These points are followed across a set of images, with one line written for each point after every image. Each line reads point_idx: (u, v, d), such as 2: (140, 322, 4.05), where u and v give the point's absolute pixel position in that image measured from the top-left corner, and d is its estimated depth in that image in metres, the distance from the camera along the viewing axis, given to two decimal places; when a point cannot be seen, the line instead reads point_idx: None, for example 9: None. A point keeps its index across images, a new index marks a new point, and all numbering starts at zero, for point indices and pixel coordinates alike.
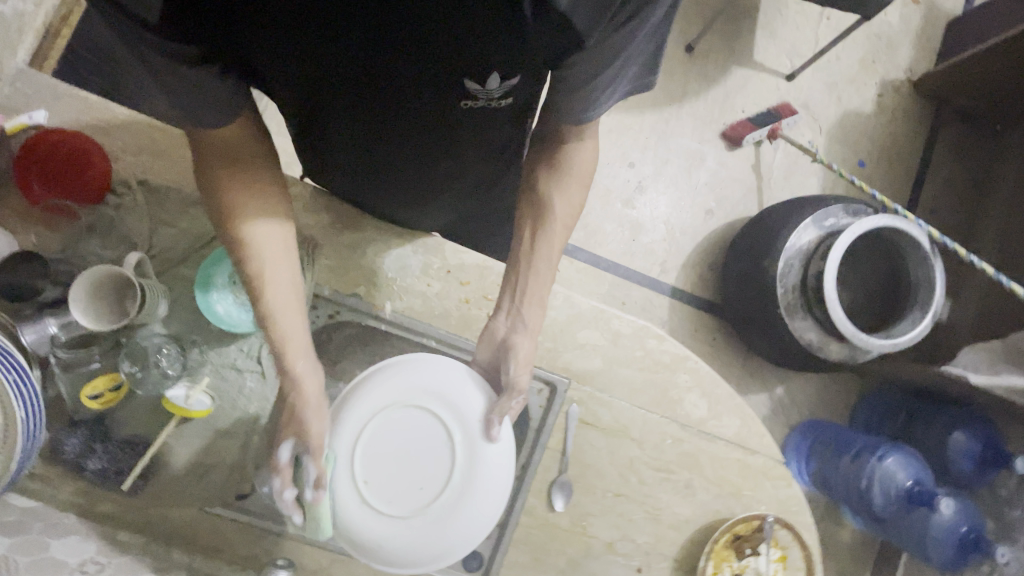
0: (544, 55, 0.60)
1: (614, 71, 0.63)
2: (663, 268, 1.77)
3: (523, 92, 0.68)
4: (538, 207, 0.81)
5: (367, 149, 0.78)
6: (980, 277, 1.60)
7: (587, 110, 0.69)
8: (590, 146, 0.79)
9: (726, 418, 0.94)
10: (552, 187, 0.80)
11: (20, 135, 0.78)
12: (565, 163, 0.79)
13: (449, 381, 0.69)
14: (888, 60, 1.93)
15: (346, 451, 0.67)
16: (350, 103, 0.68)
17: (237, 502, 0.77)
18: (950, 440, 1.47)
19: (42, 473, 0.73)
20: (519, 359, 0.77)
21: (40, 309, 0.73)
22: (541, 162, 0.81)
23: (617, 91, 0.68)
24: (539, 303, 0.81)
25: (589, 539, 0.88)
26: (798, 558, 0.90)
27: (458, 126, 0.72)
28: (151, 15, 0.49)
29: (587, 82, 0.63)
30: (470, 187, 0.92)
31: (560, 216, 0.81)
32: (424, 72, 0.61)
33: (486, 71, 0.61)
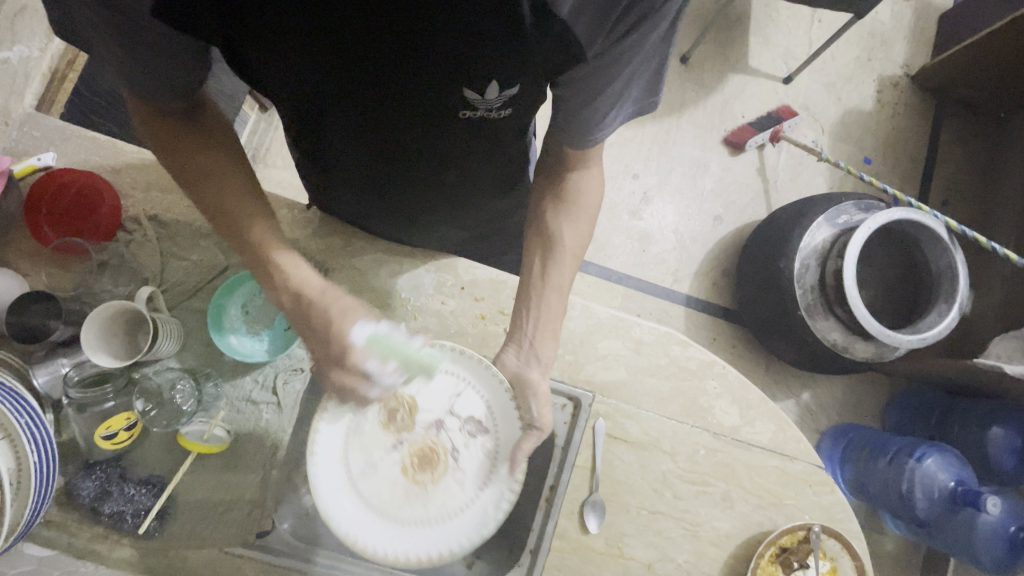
0: (545, 65, 0.58)
1: (619, 87, 0.62)
2: (676, 277, 1.74)
3: (525, 104, 0.66)
4: (545, 236, 0.79)
5: (370, 165, 0.77)
6: (1004, 264, 1.56)
7: (591, 133, 0.68)
8: (595, 176, 0.78)
9: (760, 424, 0.90)
10: (560, 217, 0.78)
11: (28, 177, 0.79)
12: (572, 194, 0.78)
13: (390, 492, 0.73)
14: (884, 57, 1.93)
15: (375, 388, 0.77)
16: (348, 115, 0.66)
17: (257, 541, 0.74)
18: (988, 436, 1.41)
19: (57, 520, 0.70)
20: (539, 398, 0.76)
21: (52, 349, 0.71)
22: (547, 194, 0.79)
23: (620, 113, 0.66)
24: (551, 336, 0.79)
25: (626, 561, 0.83)
26: (849, 570, 0.84)
27: (457, 137, 0.70)
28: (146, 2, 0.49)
29: (589, 99, 0.62)
30: (479, 204, 0.92)
31: (569, 247, 0.79)
32: (423, 82, 0.60)
33: (484, 78, 0.59)
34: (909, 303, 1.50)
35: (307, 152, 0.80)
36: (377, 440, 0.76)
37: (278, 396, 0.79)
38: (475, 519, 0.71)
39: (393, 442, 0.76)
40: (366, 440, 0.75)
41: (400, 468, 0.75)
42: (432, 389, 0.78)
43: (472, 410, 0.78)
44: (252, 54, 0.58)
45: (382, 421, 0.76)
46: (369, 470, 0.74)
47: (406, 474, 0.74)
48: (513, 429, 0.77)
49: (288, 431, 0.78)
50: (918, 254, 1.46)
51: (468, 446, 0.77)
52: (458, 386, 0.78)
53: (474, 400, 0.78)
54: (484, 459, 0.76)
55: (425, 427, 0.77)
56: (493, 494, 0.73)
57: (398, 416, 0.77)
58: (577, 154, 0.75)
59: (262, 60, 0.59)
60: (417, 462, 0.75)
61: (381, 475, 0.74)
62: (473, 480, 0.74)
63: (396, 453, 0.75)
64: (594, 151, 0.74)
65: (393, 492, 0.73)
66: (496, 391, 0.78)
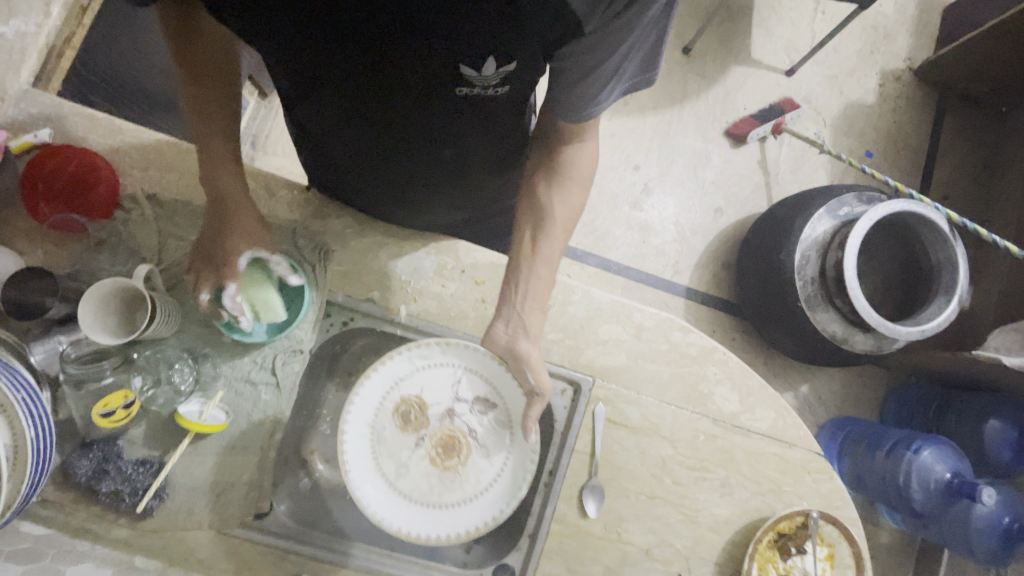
0: (541, 41, 0.58)
1: (617, 61, 0.60)
2: (676, 269, 1.74)
3: (522, 82, 0.66)
4: (536, 211, 0.79)
5: (366, 143, 0.77)
6: (1004, 258, 1.56)
7: (586, 109, 0.67)
8: (590, 150, 0.77)
9: (759, 411, 0.90)
10: (553, 191, 0.78)
11: (24, 153, 0.77)
12: (564, 166, 0.77)
13: (428, 488, 0.76)
14: (887, 50, 1.92)
15: (375, 394, 0.78)
16: (344, 92, 0.66)
17: (256, 522, 0.74)
18: (985, 429, 1.41)
19: (53, 500, 0.70)
20: (532, 366, 0.77)
21: (48, 328, 0.71)
22: (540, 169, 0.79)
23: (616, 88, 0.65)
24: (539, 306, 0.79)
25: (625, 546, 0.83)
26: (847, 556, 0.85)
27: (453, 116, 0.70)
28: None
29: (582, 77, 0.62)
30: (479, 185, 0.91)
31: (559, 220, 0.79)
32: (419, 60, 0.59)
33: (480, 55, 0.59)
34: (908, 296, 1.50)
35: (302, 128, 0.79)
36: (400, 442, 0.78)
37: (277, 377, 0.78)
38: (509, 485, 0.76)
39: (415, 440, 0.78)
40: (389, 445, 0.77)
41: (428, 461, 0.78)
42: (434, 383, 0.80)
43: (476, 391, 0.81)
44: (246, 23, 0.58)
45: (398, 425, 0.78)
46: (401, 471, 0.77)
47: (435, 465, 0.77)
48: (516, 399, 0.80)
49: (287, 413, 0.78)
50: (918, 245, 1.46)
51: (482, 424, 0.80)
52: (456, 373, 0.80)
53: (475, 381, 0.81)
54: (500, 431, 0.79)
55: (439, 418, 0.80)
56: (517, 459, 0.77)
57: (412, 416, 0.79)
58: (575, 130, 0.74)
59: (259, 32, 0.58)
60: (442, 451, 0.78)
61: (413, 472, 0.77)
62: (496, 453, 0.78)
63: (421, 448, 0.78)
64: (589, 124, 0.73)
65: (430, 483, 0.76)
66: (486, 363, 0.80)
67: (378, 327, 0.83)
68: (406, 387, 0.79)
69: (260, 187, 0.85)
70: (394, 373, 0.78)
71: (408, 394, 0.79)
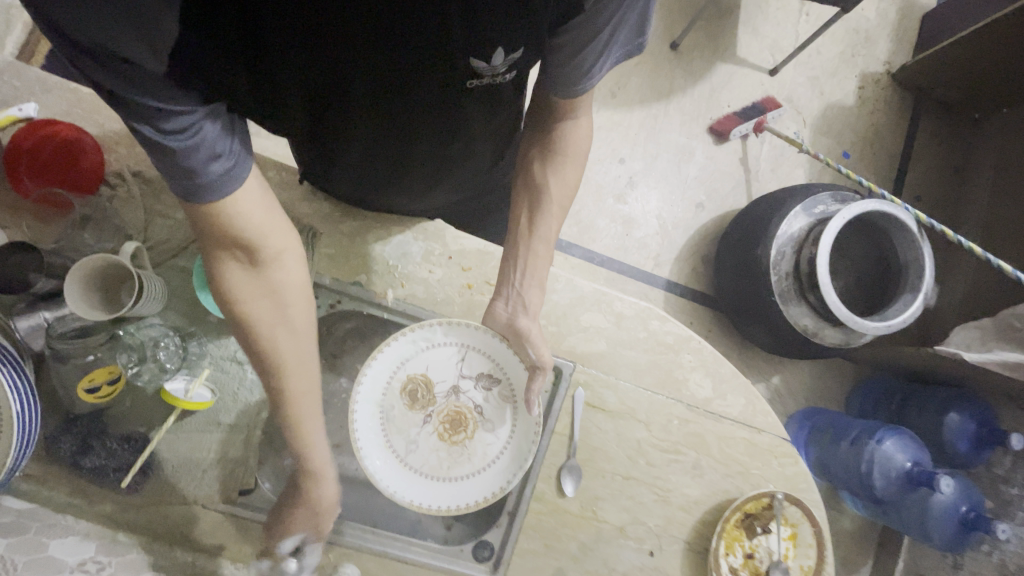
0: (547, 20, 0.58)
1: (605, 37, 0.64)
2: (657, 262, 1.78)
3: (525, 64, 0.66)
4: (534, 190, 0.85)
5: (381, 153, 0.76)
6: (969, 259, 1.63)
7: (578, 83, 0.70)
8: (584, 128, 0.82)
9: (731, 397, 0.94)
10: (548, 169, 0.83)
11: (9, 126, 0.76)
12: (560, 145, 0.82)
13: (440, 464, 0.81)
14: (867, 54, 1.97)
15: (383, 374, 0.82)
16: (364, 110, 0.65)
17: (240, 498, 0.76)
18: (945, 421, 1.48)
19: (36, 474, 0.70)
20: (532, 341, 0.82)
21: (33, 302, 0.71)
22: (535, 149, 0.84)
23: (607, 62, 0.68)
24: (538, 285, 0.83)
25: (600, 523, 0.87)
26: (809, 536, 0.90)
27: (467, 111, 0.69)
28: (158, 64, 0.47)
29: (577, 52, 0.64)
30: (476, 166, 0.89)
31: (556, 197, 0.85)
32: (433, 61, 0.58)
33: (490, 48, 0.58)
34: (877, 292, 1.56)
35: (310, 153, 0.77)
36: (407, 420, 0.82)
37: None
38: (513, 458, 0.82)
39: (422, 417, 0.83)
40: (398, 423, 0.82)
41: (436, 436, 0.82)
42: (438, 362, 0.84)
43: (479, 367, 0.85)
44: (264, 73, 0.56)
45: (406, 403, 0.83)
46: (412, 445, 0.82)
47: (443, 440, 0.82)
48: (519, 374, 0.84)
49: None
50: (887, 244, 1.52)
51: (487, 401, 0.85)
52: (460, 352, 0.85)
53: (478, 359, 0.85)
54: (505, 408, 0.84)
55: (445, 394, 0.84)
56: (522, 433, 0.82)
57: (418, 394, 0.83)
58: (567, 107, 0.77)
59: (270, 65, 0.55)
60: (449, 426, 0.83)
61: (422, 447, 0.82)
62: (501, 425, 0.84)
63: (428, 425, 0.83)
64: (582, 101, 0.77)
65: (438, 458, 0.81)
66: (485, 340, 0.84)
67: (365, 309, 0.85)
68: (412, 366, 0.83)
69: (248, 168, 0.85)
70: (400, 354, 0.83)
71: (414, 373, 0.83)
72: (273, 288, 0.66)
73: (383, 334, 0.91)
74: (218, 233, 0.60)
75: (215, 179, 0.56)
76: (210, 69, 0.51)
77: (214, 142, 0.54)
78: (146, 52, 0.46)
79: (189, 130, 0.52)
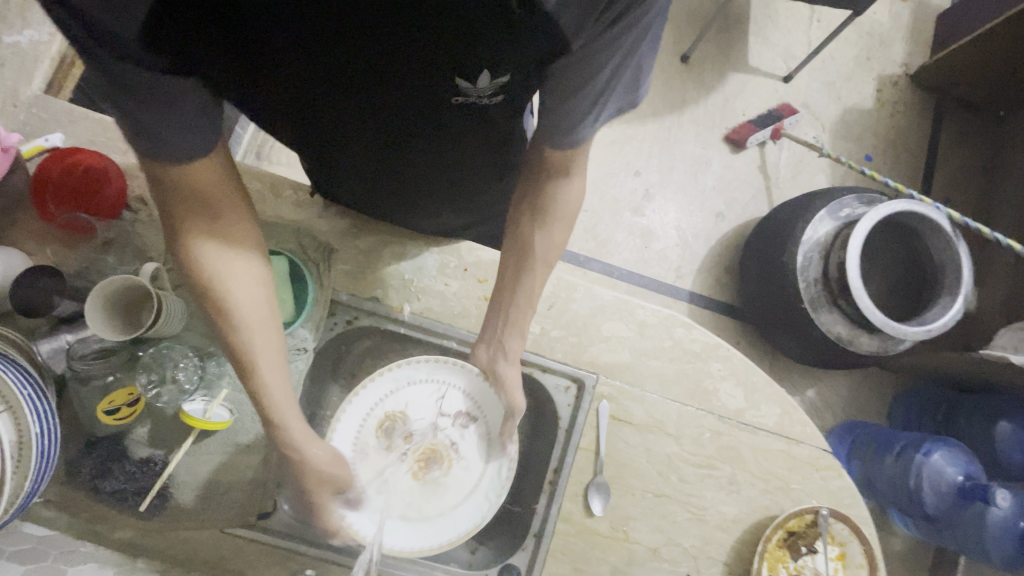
0: (535, 53, 0.54)
1: (607, 77, 0.57)
2: (679, 274, 1.74)
3: (518, 93, 0.62)
4: (520, 247, 0.77)
5: (370, 155, 0.74)
6: (1007, 259, 1.55)
7: (569, 135, 0.64)
8: (577, 187, 0.74)
9: (765, 407, 0.89)
10: (536, 231, 0.77)
11: (37, 156, 0.81)
12: (549, 202, 0.75)
13: (411, 501, 0.78)
14: (883, 56, 1.93)
15: (360, 411, 0.78)
16: (348, 106, 0.63)
17: (259, 522, 0.74)
18: (996, 432, 1.38)
19: (55, 500, 0.69)
20: (508, 387, 0.80)
21: (55, 326, 0.72)
22: (525, 209, 0.77)
23: (607, 111, 0.62)
24: (520, 332, 0.79)
25: (631, 545, 0.82)
26: (859, 555, 0.83)
27: (452, 124, 0.66)
28: (132, 31, 0.45)
29: (563, 102, 0.59)
30: (480, 183, 0.85)
31: (544, 258, 0.78)
32: (413, 68, 0.56)
33: (476, 67, 0.56)
34: (913, 296, 1.49)
35: (304, 151, 0.76)
36: (382, 458, 0.79)
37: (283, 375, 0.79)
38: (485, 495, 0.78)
39: (398, 455, 0.80)
40: (374, 461, 0.78)
41: (411, 475, 0.80)
42: (418, 400, 0.81)
43: (458, 406, 0.83)
44: (254, 54, 0.55)
45: (382, 440, 0.79)
46: (383, 487, 0.78)
47: (417, 477, 0.80)
48: (496, 413, 0.83)
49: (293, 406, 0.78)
50: (920, 246, 1.45)
51: (463, 439, 0.83)
52: (440, 390, 0.82)
53: (458, 397, 0.83)
54: (480, 444, 0.83)
55: (420, 433, 0.82)
56: (496, 471, 0.80)
57: (395, 432, 0.80)
58: (564, 165, 0.70)
59: (253, 53, 0.54)
60: (424, 464, 0.81)
61: (396, 486, 0.78)
62: (476, 463, 0.81)
63: (403, 463, 0.80)
64: (576, 161, 0.70)
65: (411, 497, 0.78)
66: (469, 380, 0.82)
67: (381, 325, 0.84)
68: (391, 402, 0.80)
69: (266, 188, 0.86)
70: (377, 395, 0.79)
71: (392, 410, 0.80)
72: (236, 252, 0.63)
73: (400, 350, 0.89)
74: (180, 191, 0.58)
75: (187, 145, 0.55)
76: (193, 38, 0.49)
77: (180, 115, 0.52)
78: (118, 16, 0.44)
79: (160, 102, 0.50)
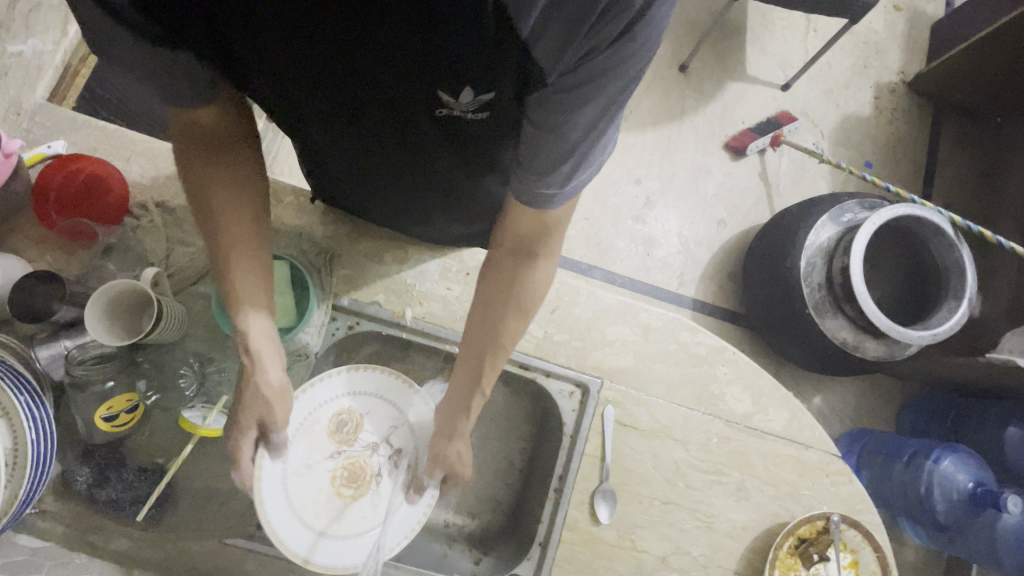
0: (513, 78, 0.50)
1: (580, 132, 0.49)
2: (681, 281, 1.74)
3: (507, 116, 0.57)
4: (479, 327, 0.70)
5: (365, 167, 0.72)
6: (1011, 263, 1.55)
7: (533, 194, 0.56)
8: (542, 281, 0.67)
9: (773, 412, 0.88)
10: (490, 315, 0.69)
11: (37, 164, 0.81)
12: (518, 284, 0.66)
13: (311, 499, 0.71)
14: (880, 64, 1.95)
15: (330, 393, 0.76)
16: (334, 112, 0.61)
17: (259, 532, 0.73)
18: (1005, 437, 1.35)
19: (54, 510, 0.68)
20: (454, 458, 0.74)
21: (54, 332, 0.71)
22: (487, 290, 0.69)
23: (583, 170, 0.54)
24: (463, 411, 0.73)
25: (639, 554, 0.81)
26: (872, 562, 0.81)
27: (438, 140, 0.63)
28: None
29: (530, 153, 0.52)
30: (481, 207, 0.81)
31: (495, 346, 0.69)
32: (388, 74, 0.53)
33: (456, 79, 0.52)
34: (917, 301, 1.48)
35: (308, 155, 0.75)
36: (318, 444, 0.74)
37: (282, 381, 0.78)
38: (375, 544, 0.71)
39: (332, 451, 0.75)
40: (311, 441, 0.74)
41: (329, 477, 0.73)
42: (383, 414, 0.78)
43: (410, 441, 0.78)
44: (242, 50, 0.54)
45: (329, 428, 0.75)
46: (301, 471, 0.72)
47: (332, 484, 0.73)
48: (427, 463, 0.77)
49: None
50: (924, 252, 1.44)
51: (394, 476, 0.76)
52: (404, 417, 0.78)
53: (417, 431, 0.79)
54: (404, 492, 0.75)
55: (363, 445, 0.77)
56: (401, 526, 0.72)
57: (345, 428, 0.76)
58: (533, 241, 0.63)
59: (237, 39, 0.53)
60: (346, 477, 0.74)
61: (310, 479, 0.72)
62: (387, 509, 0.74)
63: (331, 462, 0.74)
64: (547, 240, 0.63)
65: (314, 498, 0.71)
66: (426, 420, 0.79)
67: (383, 330, 0.82)
68: (361, 400, 0.77)
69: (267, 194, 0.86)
70: (356, 387, 0.77)
71: (357, 407, 0.77)
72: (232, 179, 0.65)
73: (402, 356, 0.88)
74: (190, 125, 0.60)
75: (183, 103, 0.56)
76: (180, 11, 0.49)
77: (175, 82, 0.53)
78: None
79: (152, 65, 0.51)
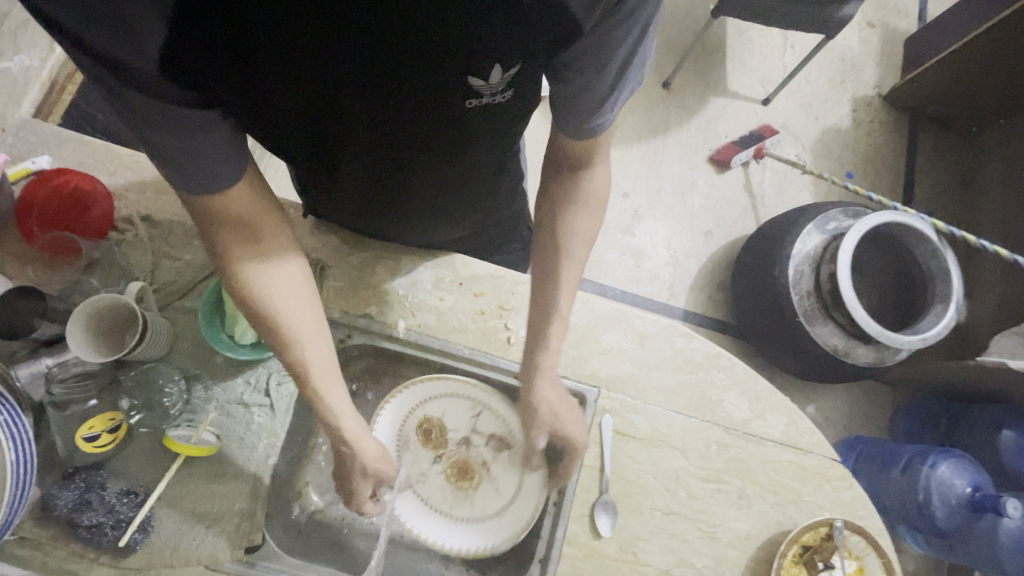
0: (543, 42, 0.52)
1: (621, 63, 0.55)
2: (671, 292, 1.75)
3: (527, 82, 0.59)
4: (546, 248, 0.76)
5: (384, 180, 0.72)
6: (992, 269, 1.58)
7: (589, 121, 0.61)
8: (603, 173, 0.73)
9: (771, 417, 0.87)
10: (559, 222, 0.74)
11: (21, 179, 0.80)
12: (583, 187, 0.72)
13: (444, 501, 0.82)
14: (856, 78, 2.01)
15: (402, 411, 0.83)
16: (366, 133, 0.60)
17: (247, 556, 0.69)
18: (1000, 440, 1.34)
19: (32, 537, 0.65)
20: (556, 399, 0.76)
21: (35, 349, 0.69)
22: (554, 203, 0.74)
23: (624, 93, 0.59)
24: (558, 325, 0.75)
25: (641, 568, 0.78)
26: (877, 569, 0.80)
27: (464, 133, 0.63)
28: (152, 66, 0.44)
29: (581, 92, 0.58)
30: (484, 186, 0.82)
31: (566, 247, 0.74)
32: (421, 78, 0.53)
33: (485, 63, 0.52)
34: (905, 307, 1.50)
35: (308, 178, 0.75)
36: (419, 456, 0.84)
37: (272, 399, 0.76)
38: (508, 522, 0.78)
39: (433, 456, 0.84)
40: (414, 456, 0.83)
41: (443, 476, 0.83)
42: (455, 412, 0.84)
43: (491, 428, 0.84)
44: (269, 94, 0.53)
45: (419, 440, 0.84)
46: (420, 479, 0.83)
47: (449, 480, 0.83)
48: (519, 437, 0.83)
49: (279, 433, 0.75)
50: (907, 255, 1.46)
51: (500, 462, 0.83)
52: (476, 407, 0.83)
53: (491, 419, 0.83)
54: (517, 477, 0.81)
55: (456, 444, 0.84)
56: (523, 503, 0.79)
57: (432, 434, 0.84)
58: (591, 160, 0.70)
59: (264, 83, 0.51)
60: (457, 471, 0.83)
61: (432, 481, 0.83)
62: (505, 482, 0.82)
63: (437, 465, 0.83)
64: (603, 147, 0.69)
65: (443, 495, 0.82)
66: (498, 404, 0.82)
67: (376, 343, 0.81)
68: (432, 406, 0.84)
69: None
70: (419, 396, 0.83)
71: (431, 413, 0.84)
72: (284, 276, 0.64)
73: (395, 369, 0.86)
74: (221, 216, 0.58)
75: (214, 179, 0.54)
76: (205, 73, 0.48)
77: (207, 151, 0.51)
78: (138, 56, 0.43)
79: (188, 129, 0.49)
